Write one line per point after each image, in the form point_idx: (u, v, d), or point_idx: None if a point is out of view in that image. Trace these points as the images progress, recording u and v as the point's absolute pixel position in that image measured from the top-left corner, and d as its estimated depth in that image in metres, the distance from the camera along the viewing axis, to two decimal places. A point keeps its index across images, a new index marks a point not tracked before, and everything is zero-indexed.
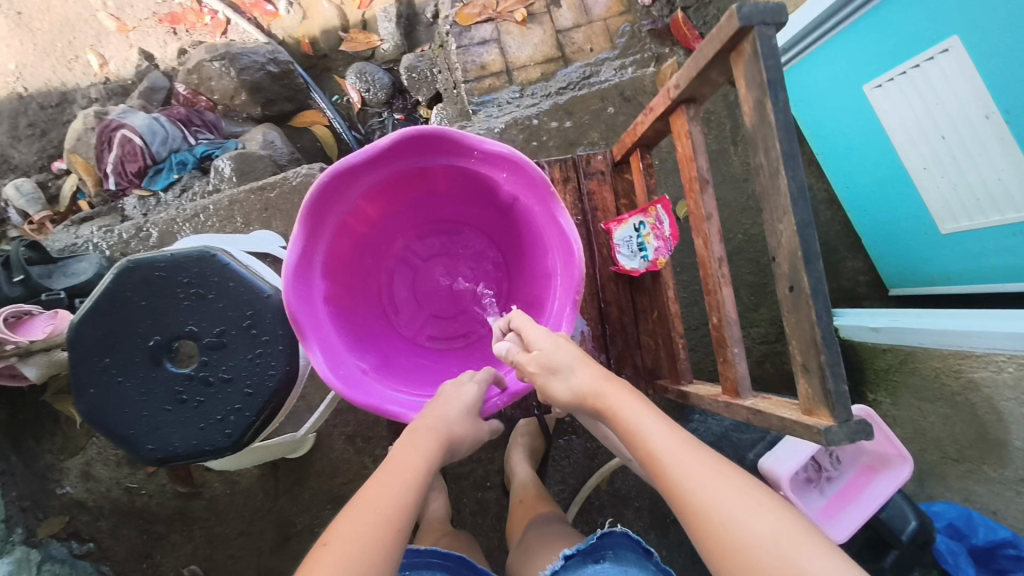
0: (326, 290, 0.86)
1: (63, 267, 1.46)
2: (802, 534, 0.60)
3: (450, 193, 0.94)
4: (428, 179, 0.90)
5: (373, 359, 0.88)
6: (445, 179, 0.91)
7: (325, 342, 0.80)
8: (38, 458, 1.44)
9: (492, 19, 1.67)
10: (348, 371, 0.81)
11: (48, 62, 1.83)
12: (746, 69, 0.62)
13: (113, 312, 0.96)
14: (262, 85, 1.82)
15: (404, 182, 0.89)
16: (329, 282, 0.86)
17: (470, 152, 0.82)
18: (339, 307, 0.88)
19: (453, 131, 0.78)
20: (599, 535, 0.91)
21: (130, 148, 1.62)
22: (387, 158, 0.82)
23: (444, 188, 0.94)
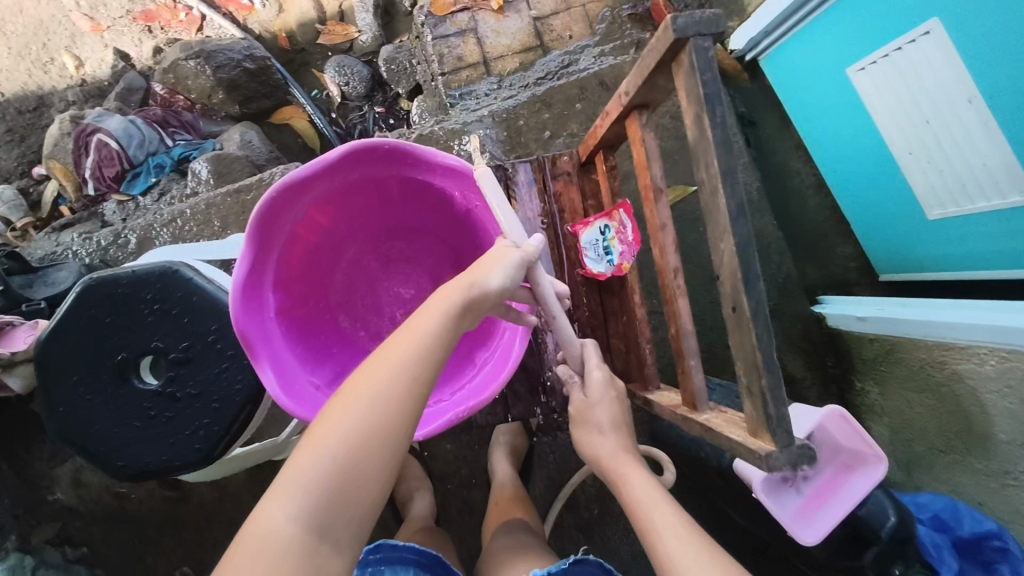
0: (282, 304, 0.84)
1: (44, 276, 1.46)
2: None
3: (411, 206, 0.92)
4: (385, 190, 0.88)
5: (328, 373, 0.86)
6: (400, 189, 0.88)
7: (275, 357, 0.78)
8: (29, 465, 1.45)
9: (468, 8, 1.65)
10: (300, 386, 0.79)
11: (23, 66, 1.81)
12: (686, 82, 0.59)
13: (77, 331, 0.96)
14: (238, 82, 1.80)
15: (362, 193, 0.87)
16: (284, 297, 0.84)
17: (425, 163, 0.80)
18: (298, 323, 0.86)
19: (401, 143, 0.76)
20: (573, 561, 0.91)
21: (107, 153, 1.61)
22: (337, 171, 0.79)
23: (398, 199, 0.91)
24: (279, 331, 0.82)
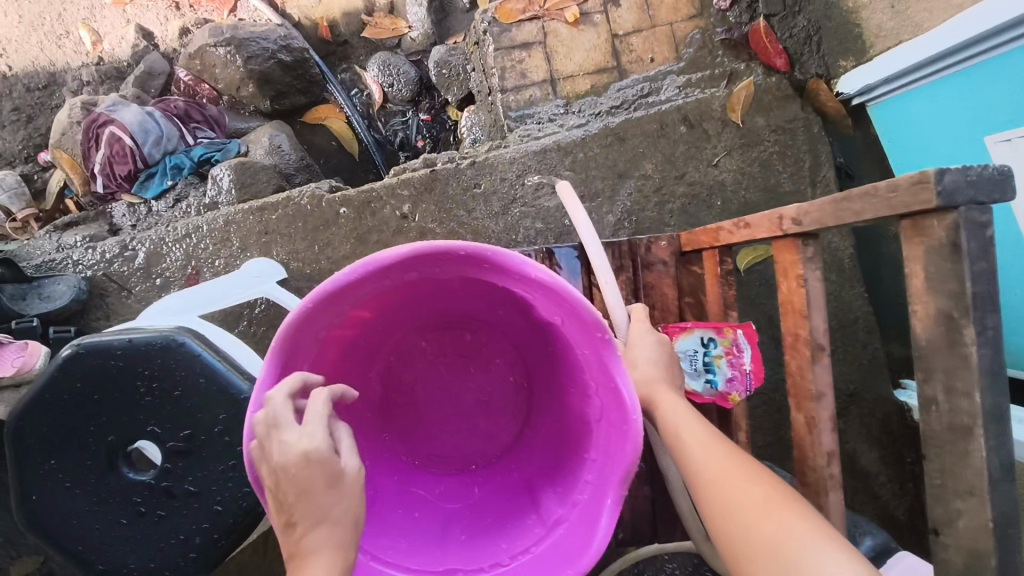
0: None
1: (40, 288, 1.28)
2: (798, 510, 0.50)
3: (472, 298, 0.74)
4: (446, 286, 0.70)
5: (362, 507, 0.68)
6: (462, 286, 0.70)
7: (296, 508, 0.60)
8: None
9: (538, 17, 1.44)
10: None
11: (35, 37, 1.63)
12: (925, 256, 0.43)
13: (58, 407, 0.80)
14: (272, 76, 1.61)
15: (418, 288, 0.69)
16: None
17: (506, 271, 0.61)
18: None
19: (478, 248, 0.58)
20: None
21: (119, 149, 1.43)
22: (392, 272, 0.61)
23: (458, 293, 0.73)
24: None
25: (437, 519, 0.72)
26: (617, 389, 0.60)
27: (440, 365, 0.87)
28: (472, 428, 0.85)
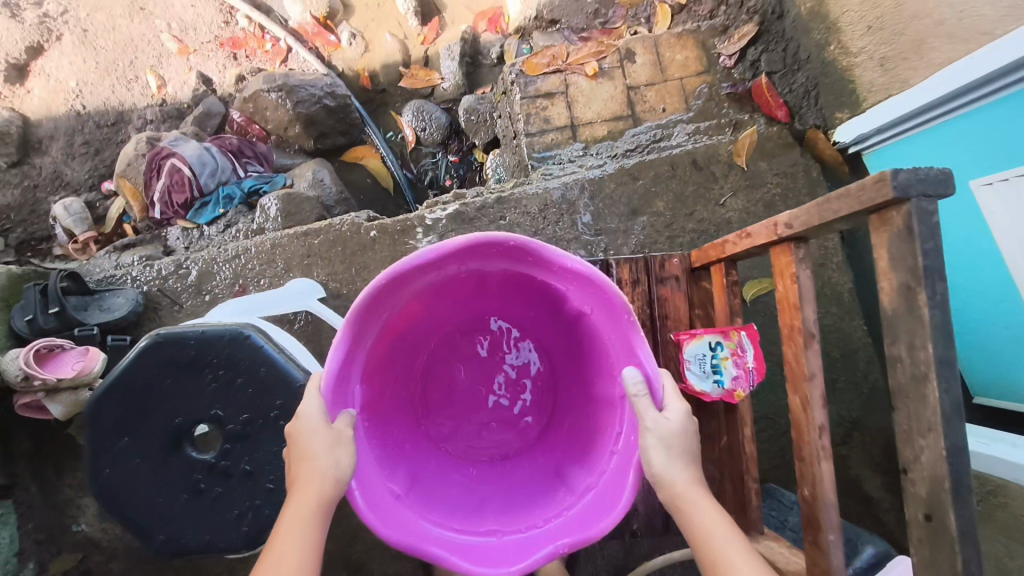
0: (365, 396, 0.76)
1: (101, 300, 1.41)
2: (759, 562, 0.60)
3: (506, 296, 0.85)
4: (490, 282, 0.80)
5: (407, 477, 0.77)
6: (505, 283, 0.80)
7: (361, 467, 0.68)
8: (58, 491, 1.41)
9: (560, 70, 1.62)
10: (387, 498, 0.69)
11: (108, 80, 1.80)
12: (891, 243, 0.51)
13: (134, 389, 0.89)
14: (317, 118, 1.77)
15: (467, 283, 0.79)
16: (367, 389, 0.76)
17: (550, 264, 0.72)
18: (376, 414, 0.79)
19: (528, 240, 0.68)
20: None
21: (178, 179, 1.58)
22: (449, 262, 0.72)
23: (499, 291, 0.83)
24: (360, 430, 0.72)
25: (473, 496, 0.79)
26: (641, 372, 0.71)
27: (467, 365, 0.97)
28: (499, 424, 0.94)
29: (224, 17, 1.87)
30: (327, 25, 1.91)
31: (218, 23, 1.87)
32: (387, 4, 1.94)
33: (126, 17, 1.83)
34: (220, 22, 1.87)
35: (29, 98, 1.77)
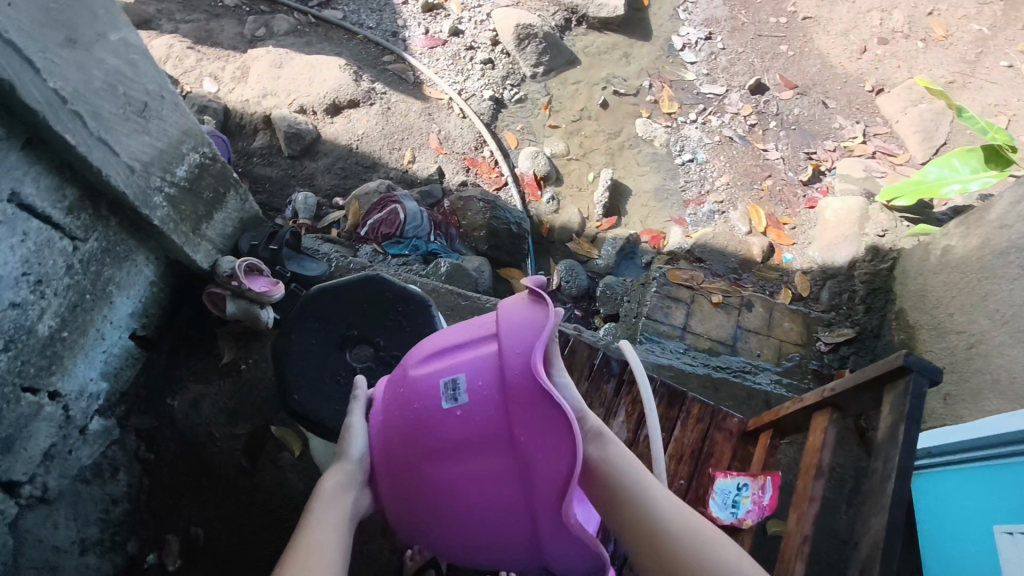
0: (456, 354, 0.86)
1: (300, 259, 1.87)
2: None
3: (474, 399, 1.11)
4: None
5: (452, 463, 0.79)
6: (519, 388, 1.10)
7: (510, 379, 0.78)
8: (177, 367, 1.71)
9: (693, 288, 2.05)
10: (519, 415, 0.77)
11: (382, 142, 2.45)
12: (894, 397, 0.81)
13: (342, 298, 1.41)
14: (501, 233, 2.26)
15: None
16: (472, 322, 0.91)
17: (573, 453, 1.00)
18: (450, 346, 0.88)
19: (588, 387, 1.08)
20: None
21: (392, 218, 2.11)
22: None
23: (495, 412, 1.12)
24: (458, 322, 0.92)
25: (449, 479, 0.80)
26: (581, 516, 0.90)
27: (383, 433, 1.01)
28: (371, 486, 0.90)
29: (477, 144, 2.56)
30: (540, 183, 2.53)
31: (470, 146, 2.55)
32: (586, 192, 2.55)
33: (416, 113, 2.56)
34: (472, 146, 2.55)
35: (330, 127, 2.42)
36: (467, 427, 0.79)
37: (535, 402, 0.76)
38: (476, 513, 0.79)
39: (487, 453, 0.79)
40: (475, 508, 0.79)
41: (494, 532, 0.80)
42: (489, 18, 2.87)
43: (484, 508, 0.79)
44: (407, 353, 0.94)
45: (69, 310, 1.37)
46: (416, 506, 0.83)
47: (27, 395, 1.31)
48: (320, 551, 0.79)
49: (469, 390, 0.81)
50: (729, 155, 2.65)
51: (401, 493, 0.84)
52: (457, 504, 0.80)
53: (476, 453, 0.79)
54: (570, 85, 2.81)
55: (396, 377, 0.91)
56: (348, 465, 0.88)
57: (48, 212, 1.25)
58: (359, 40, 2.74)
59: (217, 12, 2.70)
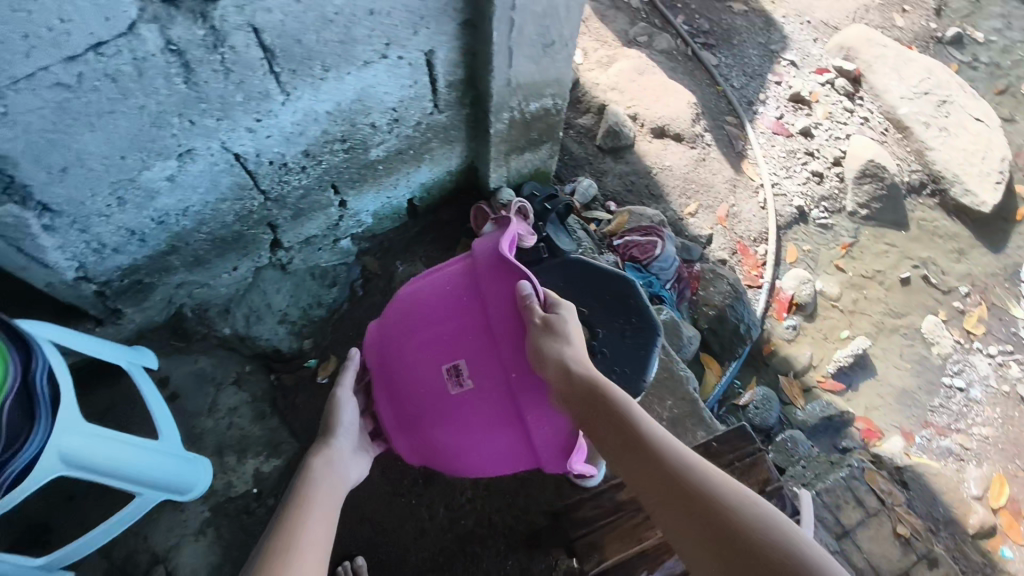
0: (436, 324, 1.23)
1: (559, 229, 1.98)
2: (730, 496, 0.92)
3: None
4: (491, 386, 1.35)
5: (461, 418, 1.21)
6: None
7: (500, 332, 1.20)
8: (418, 245, 1.95)
9: (887, 504, 1.79)
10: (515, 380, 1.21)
11: (678, 182, 2.49)
12: None
13: (589, 275, 1.38)
14: (727, 325, 2.20)
15: None
16: (444, 298, 1.24)
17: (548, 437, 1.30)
18: (433, 318, 1.24)
19: None
20: None
21: (647, 248, 2.16)
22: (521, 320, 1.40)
23: None
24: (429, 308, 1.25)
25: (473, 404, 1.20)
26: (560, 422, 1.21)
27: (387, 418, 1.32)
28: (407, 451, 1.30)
29: (757, 236, 2.48)
30: (791, 307, 2.39)
31: (751, 234, 2.49)
32: (830, 344, 2.36)
33: (724, 177, 2.55)
34: (753, 235, 2.49)
35: (645, 145, 2.52)
36: (476, 370, 1.20)
37: (516, 349, 1.20)
38: (473, 421, 1.21)
39: (497, 397, 1.20)
40: (470, 438, 1.22)
41: (499, 469, 1.28)
42: (847, 140, 2.73)
43: (490, 427, 1.21)
44: (397, 340, 1.26)
45: (394, 151, 1.62)
46: (447, 441, 1.23)
47: (330, 190, 1.59)
48: (322, 493, 1.09)
49: (467, 351, 1.21)
50: (1006, 415, 2.33)
51: (420, 427, 1.25)
52: (457, 424, 1.22)
53: (483, 388, 1.20)
54: (882, 243, 2.60)
55: (406, 361, 1.24)
56: (344, 440, 1.25)
57: (439, 77, 1.49)
58: (717, 90, 2.78)
59: (619, 4, 2.93)
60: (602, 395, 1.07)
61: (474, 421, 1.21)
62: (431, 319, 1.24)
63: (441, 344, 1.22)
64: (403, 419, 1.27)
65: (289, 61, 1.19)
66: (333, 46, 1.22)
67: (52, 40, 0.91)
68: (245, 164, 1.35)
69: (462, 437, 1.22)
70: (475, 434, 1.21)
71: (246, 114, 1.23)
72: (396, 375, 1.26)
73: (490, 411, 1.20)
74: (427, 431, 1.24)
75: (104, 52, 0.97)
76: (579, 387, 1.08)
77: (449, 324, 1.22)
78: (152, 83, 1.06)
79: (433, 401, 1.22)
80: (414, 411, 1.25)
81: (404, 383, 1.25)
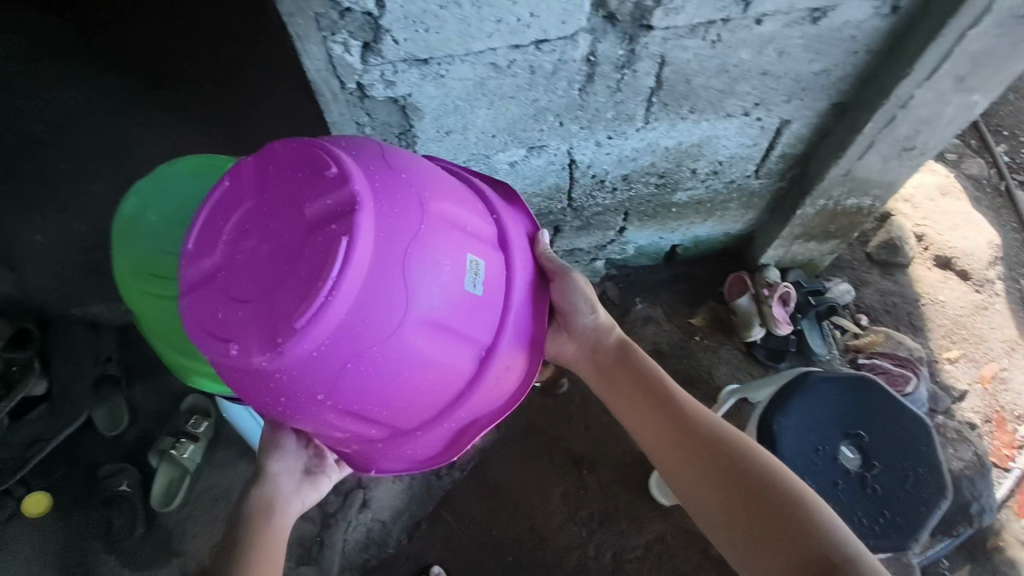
0: (378, 195, 0.86)
1: (815, 329, 1.85)
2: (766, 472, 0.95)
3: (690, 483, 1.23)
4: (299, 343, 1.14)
5: (399, 360, 0.87)
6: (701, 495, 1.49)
7: (454, 223, 0.94)
8: (661, 293, 1.96)
9: None
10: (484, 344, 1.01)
11: (946, 322, 2.22)
12: None
13: (891, 409, 1.27)
14: (959, 498, 1.91)
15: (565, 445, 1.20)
16: (414, 180, 0.92)
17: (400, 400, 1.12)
18: (394, 170, 0.91)
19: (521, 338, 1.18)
20: None
21: (899, 379, 1.92)
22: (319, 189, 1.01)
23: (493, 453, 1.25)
24: (382, 184, 0.88)
25: (407, 351, 0.88)
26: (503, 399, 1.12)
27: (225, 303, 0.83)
28: (299, 382, 0.85)
29: None
30: None
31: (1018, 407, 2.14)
32: None
33: (1004, 334, 2.23)
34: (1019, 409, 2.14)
35: (922, 270, 2.29)
36: (472, 299, 0.94)
37: (488, 294, 0.99)
38: (455, 327, 0.93)
39: (458, 362, 0.96)
40: (441, 337, 0.91)
41: (420, 447, 1.06)
42: None
43: (429, 394, 0.96)
44: (296, 201, 0.83)
45: (694, 200, 1.62)
46: (377, 385, 0.89)
47: (620, 216, 1.64)
48: (269, 536, 0.99)
49: (432, 233, 0.89)
50: None
51: (315, 327, 0.80)
52: (430, 322, 0.89)
53: (468, 312, 0.93)
54: None
55: (324, 226, 0.81)
56: (284, 477, 1.08)
57: (779, 148, 1.45)
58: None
59: None
60: (631, 355, 1.18)
61: (449, 307, 0.90)
62: (322, 183, 0.83)
63: (389, 223, 0.85)
64: (312, 307, 0.79)
65: (669, 96, 1.21)
66: (713, 92, 1.22)
67: (513, 28, 0.99)
68: (574, 171, 1.41)
69: (389, 407, 0.94)
70: (408, 315, 0.85)
71: (604, 129, 1.28)
72: (300, 248, 0.81)
73: (485, 284, 0.97)
74: (327, 345, 0.81)
75: (542, 48, 1.04)
76: (614, 343, 1.20)
77: (399, 199, 0.87)
78: (557, 82, 1.12)
79: (379, 265, 0.83)
80: (319, 306, 0.79)
81: (304, 265, 0.81)
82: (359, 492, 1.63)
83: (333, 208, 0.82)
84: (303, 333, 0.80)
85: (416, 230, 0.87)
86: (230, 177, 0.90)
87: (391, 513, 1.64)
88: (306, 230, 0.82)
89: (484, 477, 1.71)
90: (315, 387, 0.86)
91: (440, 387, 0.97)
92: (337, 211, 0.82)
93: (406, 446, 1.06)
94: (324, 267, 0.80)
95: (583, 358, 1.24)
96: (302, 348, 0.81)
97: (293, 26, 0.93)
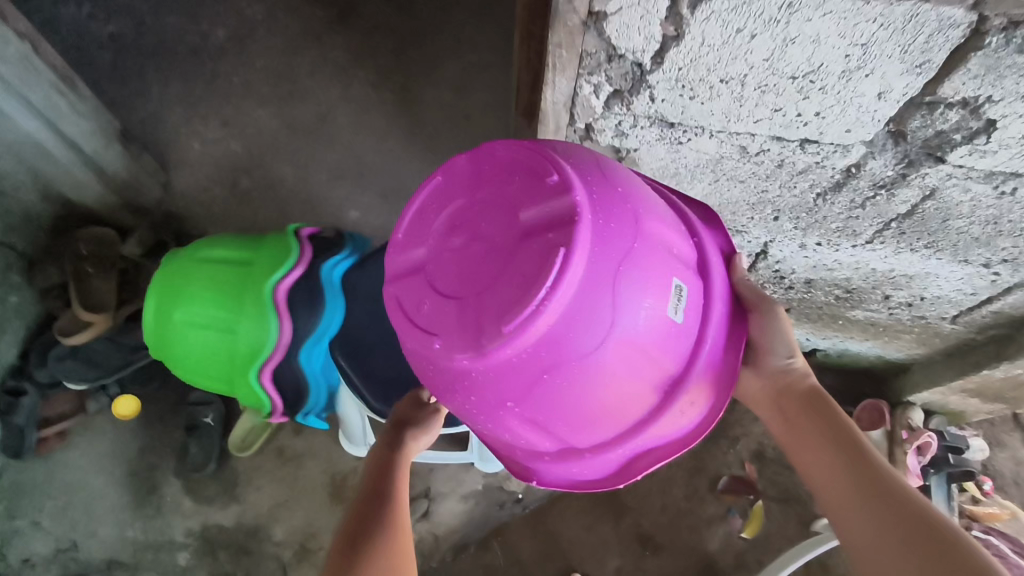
0: (604, 204, 0.71)
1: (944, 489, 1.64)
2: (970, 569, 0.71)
3: None
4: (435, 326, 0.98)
5: (591, 377, 0.72)
6: None
7: (675, 254, 0.78)
8: None
9: None
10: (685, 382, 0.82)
11: None
12: None
13: None
14: None
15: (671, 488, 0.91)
16: (627, 192, 0.75)
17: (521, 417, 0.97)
18: (614, 188, 0.75)
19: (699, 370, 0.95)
20: None
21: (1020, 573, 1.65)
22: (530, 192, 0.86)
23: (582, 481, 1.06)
24: (604, 194, 0.73)
25: (602, 372, 0.72)
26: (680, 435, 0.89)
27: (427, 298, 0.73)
28: (472, 383, 0.74)
29: None
30: None
31: None
32: None
33: None
34: None
35: None
36: (675, 329, 0.76)
37: (696, 328, 0.81)
38: (655, 354, 0.75)
39: (652, 392, 0.79)
40: (638, 359, 0.74)
41: (566, 470, 0.90)
42: None
43: (608, 420, 0.79)
44: (510, 203, 0.71)
45: (868, 320, 1.44)
46: (553, 401, 0.74)
47: (779, 311, 1.49)
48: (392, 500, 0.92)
49: (650, 257, 0.73)
50: None
51: (519, 338, 0.67)
52: (631, 343, 0.72)
53: (664, 344, 0.75)
54: None
55: (545, 235, 0.68)
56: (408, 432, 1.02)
57: (997, 306, 1.26)
58: None
59: None
60: (815, 389, 0.93)
61: (654, 332, 0.73)
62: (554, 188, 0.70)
63: (611, 239, 0.70)
64: (524, 317, 0.67)
65: (914, 227, 1.04)
66: (964, 238, 1.05)
67: (787, 121, 0.85)
68: (759, 260, 1.27)
69: (567, 426, 0.79)
70: (612, 332, 0.70)
71: (818, 236, 1.13)
72: (520, 252, 0.68)
73: (684, 312, 0.78)
74: (526, 354, 0.69)
75: (805, 148, 0.90)
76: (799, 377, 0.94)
77: (617, 214, 0.72)
78: (799, 181, 0.98)
79: (594, 286, 0.68)
80: (529, 318, 0.67)
81: (512, 268, 0.68)
82: (423, 500, 1.62)
83: (553, 217, 0.69)
84: (492, 336, 0.68)
85: (629, 248, 0.71)
86: (442, 175, 0.79)
87: (445, 529, 1.61)
88: (529, 235, 0.69)
89: (541, 520, 1.61)
90: (498, 391, 0.74)
91: (630, 415, 0.80)
92: (566, 217, 0.68)
93: (574, 465, 0.87)
94: (539, 274, 0.67)
95: (765, 395, 0.97)
96: (490, 351, 0.69)
97: (553, 57, 0.84)
